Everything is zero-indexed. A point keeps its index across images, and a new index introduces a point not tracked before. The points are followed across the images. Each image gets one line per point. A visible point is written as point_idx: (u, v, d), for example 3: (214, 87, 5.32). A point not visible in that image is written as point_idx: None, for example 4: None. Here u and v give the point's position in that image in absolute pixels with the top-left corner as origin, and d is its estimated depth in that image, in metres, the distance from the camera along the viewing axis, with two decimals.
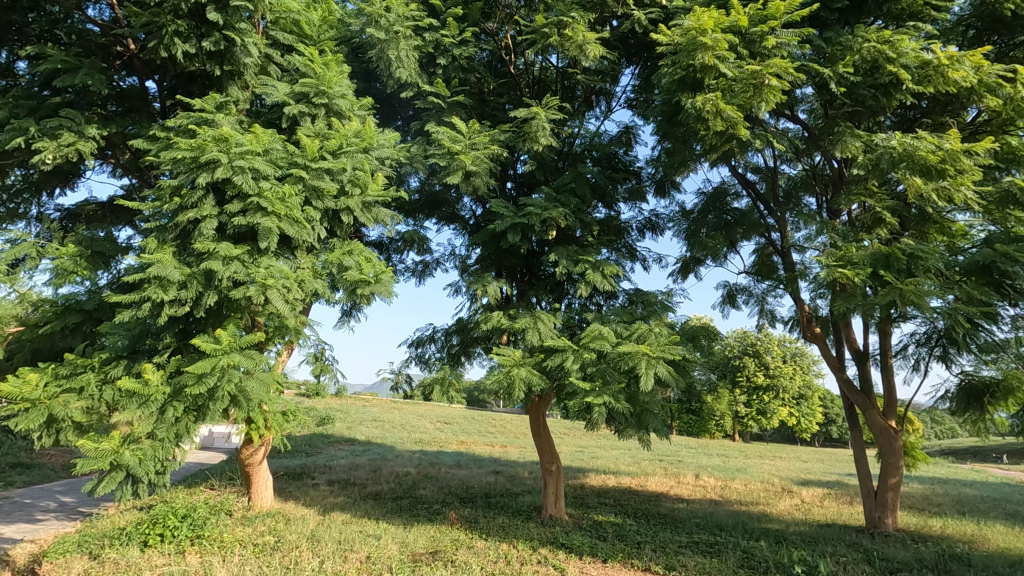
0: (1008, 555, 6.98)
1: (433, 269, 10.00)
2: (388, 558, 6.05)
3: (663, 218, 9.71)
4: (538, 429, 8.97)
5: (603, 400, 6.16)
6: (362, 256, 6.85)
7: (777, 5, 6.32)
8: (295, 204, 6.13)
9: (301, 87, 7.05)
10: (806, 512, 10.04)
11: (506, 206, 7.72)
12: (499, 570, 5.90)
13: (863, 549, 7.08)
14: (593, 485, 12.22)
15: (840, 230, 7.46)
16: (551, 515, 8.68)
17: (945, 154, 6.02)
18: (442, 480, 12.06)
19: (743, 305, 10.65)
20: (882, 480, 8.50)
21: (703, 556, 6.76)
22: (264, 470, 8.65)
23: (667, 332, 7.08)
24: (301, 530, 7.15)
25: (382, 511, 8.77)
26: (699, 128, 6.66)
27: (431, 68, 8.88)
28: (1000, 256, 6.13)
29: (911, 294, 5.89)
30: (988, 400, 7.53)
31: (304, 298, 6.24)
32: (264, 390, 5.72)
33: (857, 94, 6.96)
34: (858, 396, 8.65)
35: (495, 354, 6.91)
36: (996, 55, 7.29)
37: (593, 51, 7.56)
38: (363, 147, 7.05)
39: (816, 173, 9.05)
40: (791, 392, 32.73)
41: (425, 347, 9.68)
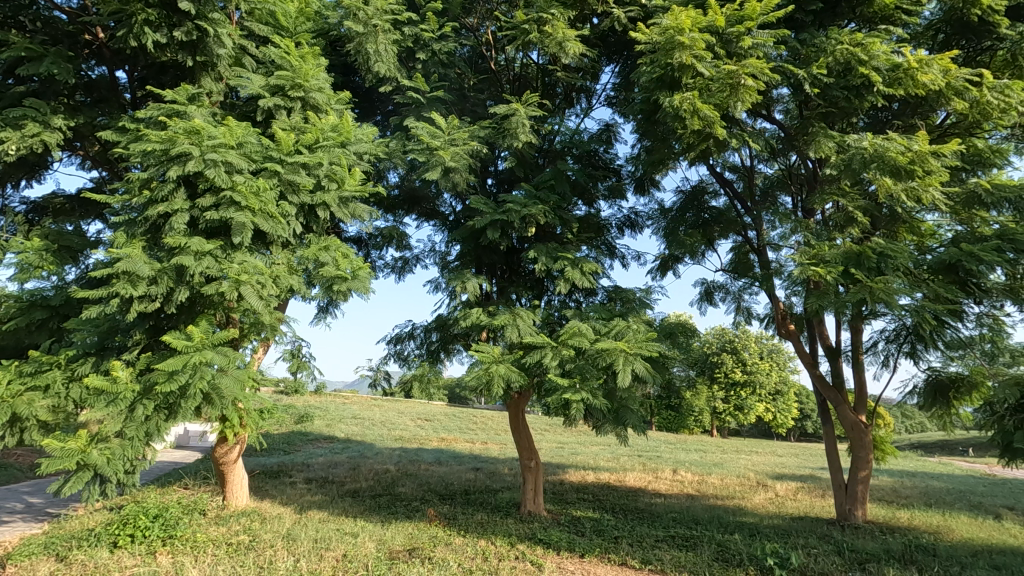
0: (971, 545, 7.21)
1: (413, 266, 9.95)
2: (365, 556, 6.00)
3: (642, 216, 9.78)
4: (518, 425, 8.97)
5: (580, 397, 6.21)
6: (339, 252, 6.78)
7: (754, 5, 6.40)
8: (269, 199, 6.02)
9: (276, 79, 6.92)
10: (779, 505, 10.23)
11: (485, 203, 7.71)
12: (477, 567, 5.88)
13: (833, 541, 7.25)
14: (573, 480, 12.31)
15: (814, 230, 7.58)
16: (530, 511, 8.69)
17: (913, 155, 6.17)
18: (422, 477, 12.03)
19: (720, 302, 10.79)
20: (852, 473, 8.70)
21: (679, 550, 6.83)
22: (239, 469, 8.52)
23: (645, 329, 7.14)
24: (277, 529, 7.05)
25: (360, 509, 8.70)
26: (677, 126, 6.69)
27: (410, 62, 8.81)
28: (966, 255, 6.28)
29: (881, 292, 6.04)
30: (954, 395, 7.75)
31: (279, 294, 6.16)
32: (238, 388, 5.63)
33: (831, 95, 7.08)
34: (830, 391, 8.84)
35: (473, 351, 6.88)
36: (964, 59, 7.46)
37: (573, 48, 7.56)
38: (340, 142, 6.97)
39: (792, 173, 9.18)
40: (767, 388, 33.35)
41: (403, 344, 9.64)
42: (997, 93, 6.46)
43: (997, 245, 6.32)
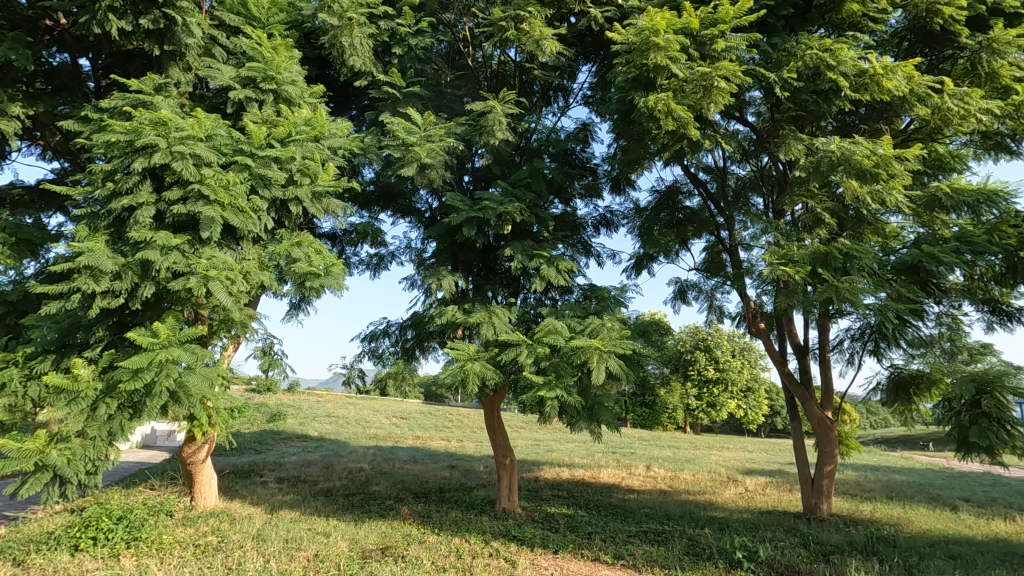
0: (928, 535, 7.50)
1: (388, 263, 9.86)
2: (337, 556, 5.94)
3: (617, 215, 9.86)
4: (493, 423, 8.96)
5: (555, 394, 6.26)
6: (312, 248, 6.66)
7: (727, 9, 6.51)
8: (240, 193, 5.89)
9: (247, 71, 6.75)
10: (748, 499, 10.45)
11: (461, 200, 7.69)
12: (450, 565, 5.86)
13: (800, 534, 7.44)
14: (547, 477, 12.38)
15: (784, 230, 7.76)
16: (504, 508, 8.71)
17: (878, 159, 6.34)
18: (397, 475, 11.95)
19: (693, 301, 10.95)
20: (818, 468, 8.93)
21: (651, 544, 6.94)
22: (207, 469, 8.34)
23: (619, 328, 7.22)
24: (246, 529, 6.93)
25: (333, 508, 8.60)
26: (652, 127, 6.77)
27: (386, 57, 8.71)
28: (927, 257, 6.51)
29: (846, 291, 6.23)
30: (914, 391, 8.00)
31: (249, 290, 6.03)
32: (206, 386, 5.51)
33: (801, 99, 7.23)
34: (798, 388, 9.05)
35: (448, 349, 6.86)
36: (928, 67, 7.67)
37: (550, 47, 7.57)
38: (313, 136, 6.84)
39: (763, 175, 9.32)
40: (738, 385, 34.05)
41: (378, 342, 9.55)
42: (957, 100, 6.65)
43: (956, 246, 6.55)
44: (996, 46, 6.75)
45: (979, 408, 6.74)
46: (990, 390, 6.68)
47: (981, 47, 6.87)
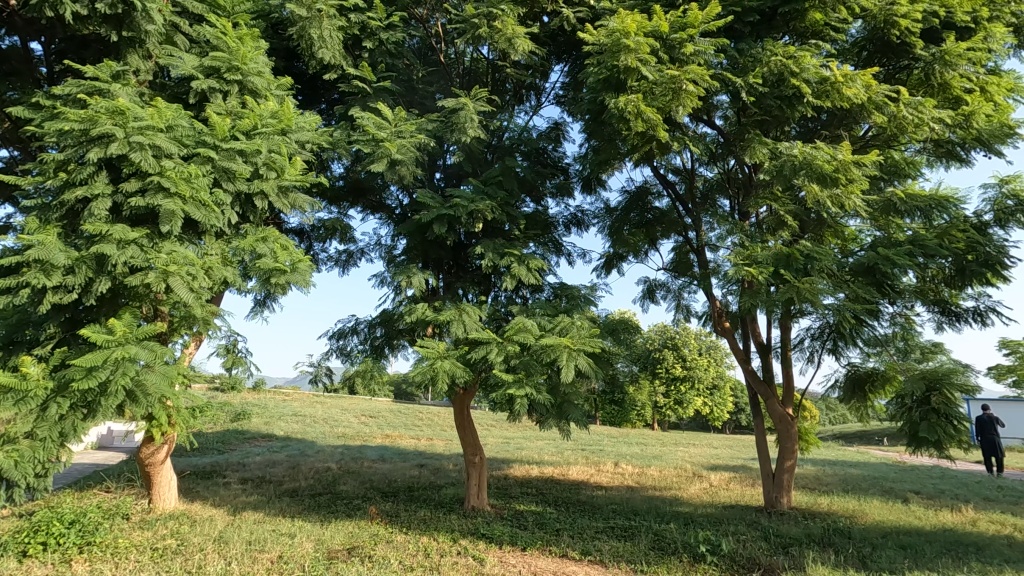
0: (881, 527, 7.81)
1: (357, 260, 9.71)
2: (302, 557, 5.84)
3: (588, 214, 9.94)
4: (463, 422, 8.94)
5: (525, 392, 6.28)
6: (278, 243, 6.51)
7: (696, 13, 6.64)
8: (202, 185, 5.72)
9: (210, 60, 6.56)
10: (712, 494, 10.70)
11: (432, 197, 7.64)
12: (418, 564, 5.83)
13: (761, 527, 7.66)
14: (517, 475, 12.43)
15: (749, 232, 7.96)
16: (472, 507, 8.71)
17: (838, 164, 6.54)
18: (365, 474, 11.82)
19: (661, 300, 11.12)
20: (779, 463, 9.19)
21: (617, 540, 7.04)
22: (167, 470, 8.10)
23: (588, 326, 7.30)
24: (207, 531, 6.75)
25: (298, 508, 8.45)
26: (622, 127, 6.84)
27: (356, 50, 8.59)
28: (882, 259, 6.80)
29: (807, 292, 6.45)
30: (869, 389, 8.32)
31: (212, 286, 5.87)
32: (165, 384, 5.34)
33: (765, 104, 7.40)
34: (761, 386, 9.30)
35: (418, 347, 6.82)
36: (885, 76, 7.94)
37: (522, 46, 7.60)
38: (280, 129, 6.68)
39: (730, 177, 9.43)
40: (705, 383, 34.83)
41: (346, 340, 9.40)
42: (912, 109, 6.90)
43: (910, 249, 6.84)
44: (947, 58, 7.10)
45: (929, 405, 7.08)
46: (941, 388, 7.05)
47: (935, 59, 7.21)
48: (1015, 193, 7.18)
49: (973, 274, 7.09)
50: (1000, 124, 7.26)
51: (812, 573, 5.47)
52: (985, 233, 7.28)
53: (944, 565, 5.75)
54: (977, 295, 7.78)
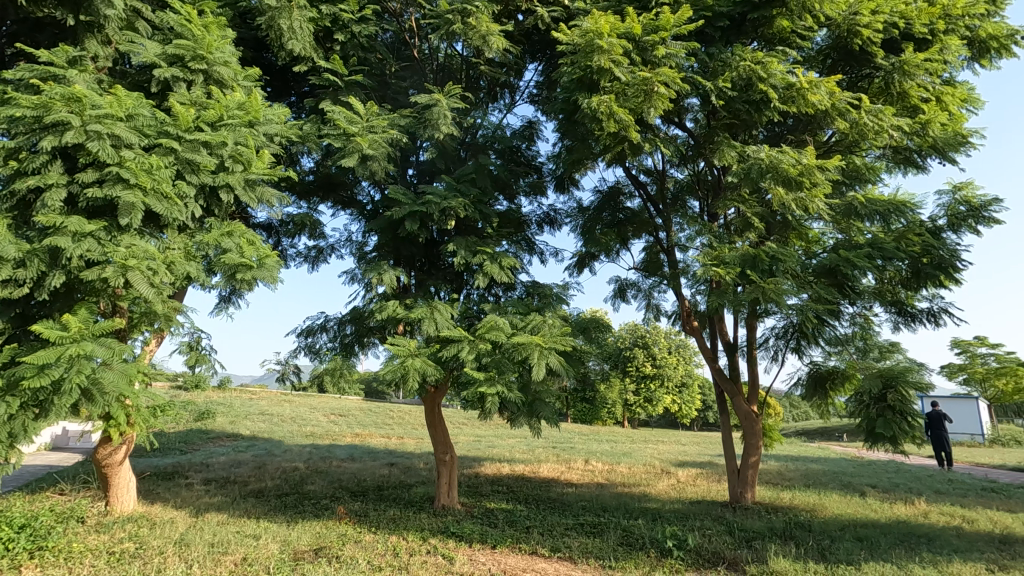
0: (839, 520, 8.07)
1: (327, 256, 9.56)
2: (267, 559, 5.72)
3: (561, 213, 10.01)
4: (433, 420, 8.88)
5: (496, 390, 6.29)
6: (244, 238, 6.35)
7: (667, 17, 6.75)
8: (164, 177, 5.54)
9: (174, 48, 6.35)
10: (680, 490, 10.89)
11: (404, 194, 7.58)
12: (387, 563, 5.77)
13: (726, 522, 7.83)
14: (488, 473, 12.43)
15: (717, 233, 8.12)
16: (443, 505, 8.67)
17: (802, 168, 6.73)
18: (334, 474, 11.65)
19: (632, 299, 11.27)
20: (744, 459, 9.40)
21: (587, 536, 7.11)
22: (125, 471, 7.84)
23: (560, 325, 7.36)
24: (167, 534, 6.55)
25: (264, 509, 8.29)
26: (594, 127, 6.89)
27: (328, 43, 8.43)
28: (843, 261, 7.03)
29: (771, 292, 6.63)
30: (830, 386, 8.54)
31: (174, 282, 5.69)
32: (124, 383, 5.17)
33: (734, 108, 7.60)
34: (727, 383, 9.50)
35: (388, 345, 6.74)
36: (848, 84, 8.17)
37: (496, 43, 7.59)
38: (247, 121, 6.50)
39: (699, 179, 9.57)
40: (674, 381, 35.50)
41: (315, 338, 9.23)
42: (873, 116, 7.13)
43: (869, 252, 7.10)
44: (907, 68, 7.36)
45: (885, 402, 7.37)
46: (896, 385, 7.28)
47: (894, 68, 7.48)
48: (967, 199, 7.51)
49: (928, 277, 7.37)
50: (954, 132, 7.62)
51: (773, 566, 5.63)
52: (939, 237, 7.59)
53: (897, 556, 5.98)
54: (932, 296, 8.10)
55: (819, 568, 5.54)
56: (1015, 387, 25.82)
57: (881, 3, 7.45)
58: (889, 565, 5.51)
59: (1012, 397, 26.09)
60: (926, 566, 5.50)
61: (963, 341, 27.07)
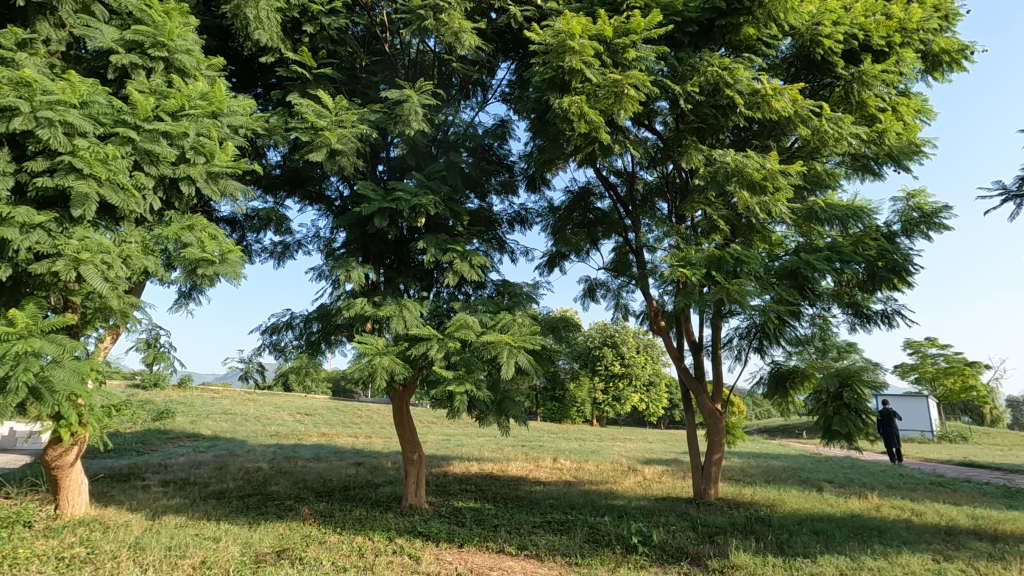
0: (798, 514, 8.32)
1: (294, 252, 9.37)
2: (227, 561, 5.58)
3: (531, 213, 10.03)
4: (401, 419, 8.79)
5: (464, 389, 6.27)
6: (206, 232, 6.14)
7: (638, 20, 6.85)
8: (121, 168, 5.33)
9: (132, 34, 6.13)
10: (646, 487, 11.07)
11: (374, 189, 7.48)
12: (351, 565, 5.69)
13: (690, 518, 7.99)
14: (456, 472, 12.40)
15: (684, 235, 8.27)
16: (411, 505, 8.60)
17: (766, 173, 6.92)
18: (298, 474, 11.43)
19: (601, 298, 11.38)
20: (708, 456, 9.60)
21: (554, 534, 7.15)
22: (76, 473, 7.53)
23: (529, 324, 7.39)
24: (121, 538, 6.32)
25: (225, 511, 8.07)
26: (565, 128, 6.93)
27: (296, 34, 8.25)
28: (804, 264, 7.29)
29: (735, 293, 6.83)
30: (790, 385, 8.73)
31: (130, 277, 5.47)
32: (76, 381, 4.96)
33: (702, 112, 7.71)
34: (692, 382, 9.69)
35: (356, 343, 6.64)
36: (811, 92, 8.38)
37: (469, 40, 7.58)
38: (210, 112, 6.29)
39: (668, 181, 9.67)
40: (641, 380, 36.10)
41: (280, 335, 9.03)
42: (833, 124, 7.37)
43: (829, 255, 7.38)
44: (865, 78, 7.65)
45: (841, 400, 7.71)
46: (852, 384, 7.58)
47: (853, 78, 7.74)
48: (919, 206, 7.89)
49: (882, 280, 7.67)
50: (908, 142, 7.97)
51: (735, 560, 5.76)
52: (893, 242, 7.90)
53: (851, 548, 6.21)
54: (886, 299, 8.43)
55: (778, 562, 5.69)
56: (961, 385, 27.23)
57: (842, 14, 7.69)
58: (843, 558, 5.70)
59: (958, 396, 27.45)
60: (877, 558, 5.72)
61: (915, 342, 28.37)
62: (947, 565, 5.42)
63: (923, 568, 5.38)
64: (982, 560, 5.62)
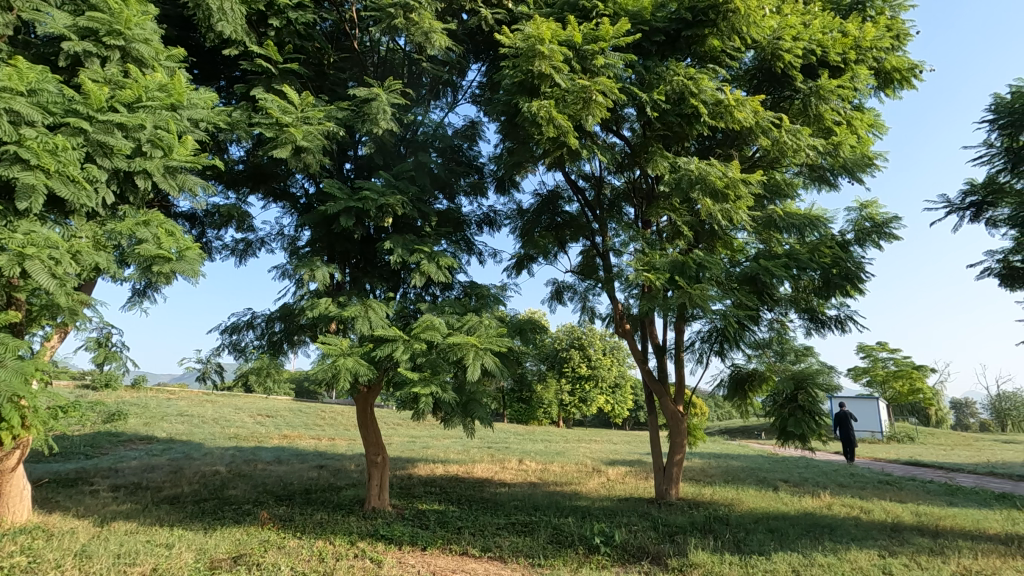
0: (754, 513, 8.57)
1: (256, 250, 9.15)
2: (180, 568, 5.40)
3: (500, 214, 10.06)
4: (365, 420, 8.68)
5: (430, 390, 6.23)
6: (162, 228, 5.92)
7: (607, 27, 6.95)
8: (72, 159, 5.12)
9: (86, 20, 5.89)
10: (609, 488, 11.20)
11: (340, 188, 7.37)
12: (311, 569, 5.59)
13: (651, 518, 8.14)
14: (421, 473, 12.32)
15: (650, 239, 8.44)
16: (374, 507, 8.49)
17: (728, 181, 7.12)
18: (258, 477, 11.15)
19: (568, 301, 11.48)
20: (670, 457, 9.79)
21: (517, 536, 7.18)
22: (17, 478, 7.17)
23: (496, 326, 7.40)
24: (66, 546, 6.04)
25: (179, 516, 7.80)
26: (534, 132, 6.97)
27: (262, 28, 8.07)
28: (763, 269, 7.52)
29: (697, 298, 7.00)
30: (749, 387, 8.89)
31: (80, 273, 5.25)
32: (18, 381, 4.72)
33: (667, 120, 7.91)
34: (655, 384, 9.86)
35: (320, 344, 6.53)
36: (772, 103, 8.68)
37: (439, 41, 7.55)
38: (169, 105, 6.07)
39: (635, 187, 9.76)
40: (607, 382, 36.59)
41: (241, 335, 8.80)
42: (791, 135, 7.62)
43: (787, 262, 7.64)
44: (822, 93, 7.87)
45: (797, 402, 8.08)
46: (806, 387, 7.96)
47: (811, 92, 7.97)
48: (871, 216, 8.24)
49: (837, 286, 7.94)
50: (861, 155, 8.37)
51: (693, 559, 5.89)
52: (847, 250, 8.24)
53: (803, 545, 6.44)
54: (840, 304, 8.77)
55: (735, 560, 5.84)
56: (909, 387, 28.54)
57: (802, 30, 7.96)
58: (796, 555, 5.90)
59: (906, 398, 28.70)
60: (828, 554, 5.94)
61: (867, 345, 29.56)
62: (892, 560, 5.67)
63: (870, 563, 5.61)
64: (924, 555, 5.90)
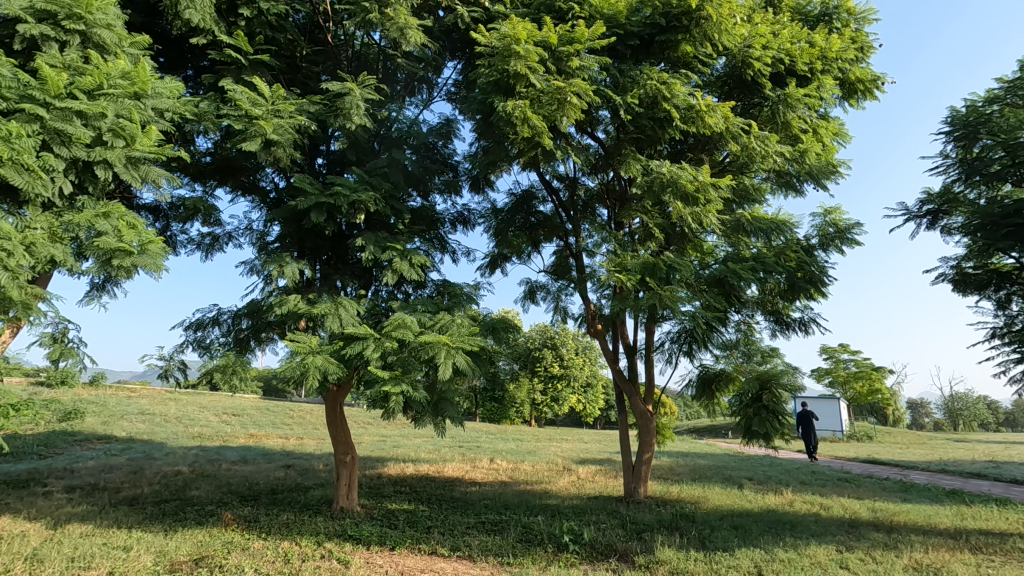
0: (719, 510, 8.76)
1: (224, 244, 8.93)
2: (138, 571, 5.24)
3: (474, 213, 10.04)
4: (334, 419, 8.55)
5: (401, 390, 6.17)
6: (124, 221, 5.72)
7: (582, 30, 7.01)
8: (27, 147, 4.92)
9: (44, 3, 5.65)
10: (579, 487, 11.30)
11: (311, 183, 7.25)
12: (276, 570, 5.49)
13: (619, 516, 8.25)
14: (391, 473, 12.22)
15: (622, 241, 8.53)
16: (342, 507, 8.37)
17: (698, 184, 7.25)
18: (222, 477, 10.90)
19: (541, 301, 11.53)
20: (639, 456, 9.91)
21: (486, 535, 7.18)
22: None
23: (468, 325, 7.38)
24: (16, 550, 5.80)
25: (138, 518, 7.56)
26: (508, 131, 6.97)
27: (232, 17, 7.88)
28: (730, 272, 7.68)
29: (667, 299, 7.12)
30: (716, 387, 8.92)
31: (34, 266, 5.04)
32: None
33: (640, 123, 8.01)
34: (625, 384, 9.96)
35: (288, 341, 6.41)
36: (743, 109, 8.88)
37: (414, 37, 7.48)
38: (132, 93, 5.88)
39: (608, 188, 9.85)
40: (579, 381, 36.87)
41: (206, 332, 8.63)
42: (760, 142, 7.80)
43: (753, 265, 7.83)
44: (789, 100, 8.03)
45: (762, 402, 8.41)
46: (770, 387, 8.27)
47: (779, 99, 8.12)
48: (835, 222, 8.50)
49: (801, 289, 8.17)
50: (826, 162, 8.62)
51: (659, 555, 6.00)
52: (811, 254, 8.50)
53: (765, 541, 6.61)
54: (804, 307, 9.03)
55: (700, 556, 5.97)
56: (869, 387, 29.47)
57: (771, 39, 8.13)
58: (758, 550, 6.06)
59: (866, 398, 29.66)
60: (788, 549, 6.11)
61: (830, 347, 30.43)
62: (848, 554, 5.87)
63: (828, 558, 5.79)
64: (878, 550, 6.12)
